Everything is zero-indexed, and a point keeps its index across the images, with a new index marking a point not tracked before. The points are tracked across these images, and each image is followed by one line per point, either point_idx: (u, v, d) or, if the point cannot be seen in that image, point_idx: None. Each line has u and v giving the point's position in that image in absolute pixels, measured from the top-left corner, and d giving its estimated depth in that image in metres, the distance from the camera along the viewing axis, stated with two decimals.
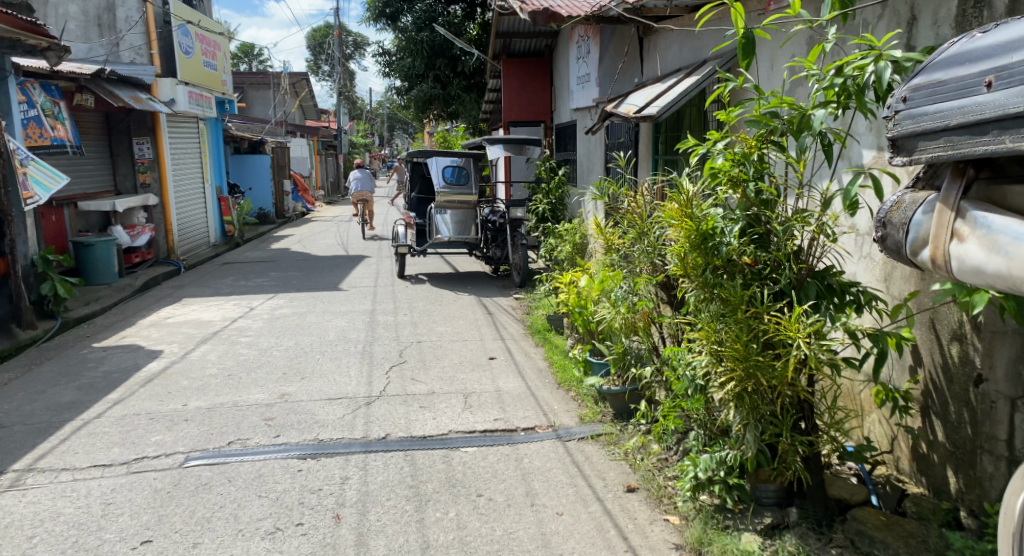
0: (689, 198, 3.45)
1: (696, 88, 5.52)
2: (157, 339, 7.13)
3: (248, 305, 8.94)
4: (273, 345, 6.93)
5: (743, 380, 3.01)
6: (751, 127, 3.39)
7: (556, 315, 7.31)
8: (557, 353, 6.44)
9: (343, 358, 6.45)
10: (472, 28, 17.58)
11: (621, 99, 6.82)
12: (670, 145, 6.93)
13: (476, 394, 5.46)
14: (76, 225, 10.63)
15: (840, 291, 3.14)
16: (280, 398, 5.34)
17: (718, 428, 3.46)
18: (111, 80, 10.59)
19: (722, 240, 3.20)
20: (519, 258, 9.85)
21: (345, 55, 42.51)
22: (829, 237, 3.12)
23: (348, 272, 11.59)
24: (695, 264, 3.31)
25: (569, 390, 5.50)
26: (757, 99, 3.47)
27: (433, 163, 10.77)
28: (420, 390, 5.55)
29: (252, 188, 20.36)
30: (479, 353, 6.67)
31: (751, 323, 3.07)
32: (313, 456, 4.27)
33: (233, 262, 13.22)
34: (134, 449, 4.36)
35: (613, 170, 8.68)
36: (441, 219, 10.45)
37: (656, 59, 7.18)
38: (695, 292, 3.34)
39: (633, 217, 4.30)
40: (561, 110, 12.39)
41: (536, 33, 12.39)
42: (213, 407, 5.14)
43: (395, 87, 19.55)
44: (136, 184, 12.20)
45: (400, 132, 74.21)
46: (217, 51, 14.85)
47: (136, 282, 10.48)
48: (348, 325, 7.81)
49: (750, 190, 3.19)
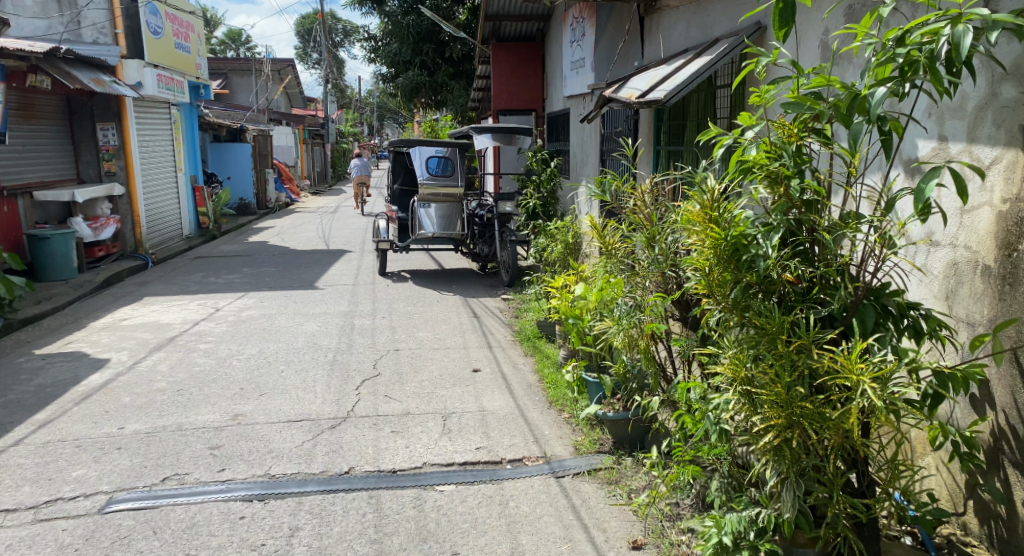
0: (713, 198, 2.79)
1: (708, 70, 4.84)
2: (106, 345, 6.43)
3: (213, 305, 8.25)
4: (233, 353, 6.24)
5: (784, 432, 2.38)
6: (789, 111, 2.76)
7: (547, 321, 6.69)
8: (548, 366, 5.81)
9: (309, 370, 5.78)
10: (462, 12, 16.84)
11: (620, 83, 6.16)
12: (675, 135, 6.33)
13: (457, 415, 4.83)
14: (32, 216, 9.91)
15: (898, 314, 2.51)
16: (232, 420, 4.68)
17: (746, 480, 2.84)
18: (68, 60, 9.78)
19: (757, 253, 2.54)
20: (508, 255, 9.29)
21: (333, 43, 41.62)
22: (893, 250, 2.49)
23: (326, 269, 10.87)
24: (722, 280, 2.64)
25: (562, 411, 4.88)
26: (796, 76, 2.84)
27: (416, 153, 10.10)
28: (393, 410, 4.89)
29: (231, 177, 19.71)
30: (462, 364, 6.02)
31: (794, 359, 2.44)
32: (260, 499, 3.62)
33: (205, 257, 12.48)
34: (49, 488, 3.70)
35: (609, 162, 8.10)
36: (424, 213, 9.76)
37: (659, 39, 6.55)
38: (720, 315, 2.69)
39: (638, 219, 3.63)
40: (552, 99, 11.76)
41: (527, 15, 11.71)
42: (153, 432, 4.46)
43: (381, 74, 18.86)
44: (101, 173, 11.44)
45: (389, 122, 73.27)
46: (190, 32, 14.00)
47: (95, 278, 9.74)
48: (320, 329, 7.13)
49: (795, 188, 2.56)
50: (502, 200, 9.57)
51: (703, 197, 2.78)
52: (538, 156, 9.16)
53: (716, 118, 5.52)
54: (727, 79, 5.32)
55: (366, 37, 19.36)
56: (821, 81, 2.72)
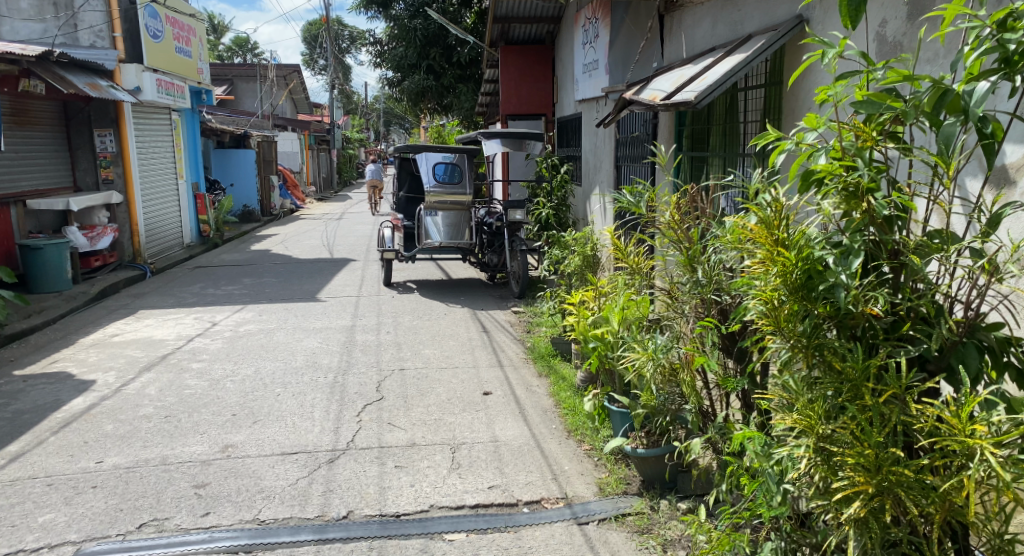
0: (777, 213, 2.39)
1: (744, 68, 4.37)
2: (92, 365, 6.04)
3: (210, 319, 7.86)
4: (227, 374, 5.83)
5: (872, 501, 1.99)
6: (862, 111, 2.34)
7: (562, 338, 6.28)
8: (565, 389, 5.37)
9: (307, 394, 5.37)
10: (470, 16, 16.51)
11: (642, 84, 5.74)
12: (700, 140, 5.89)
13: (467, 446, 4.42)
14: (26, 225, 9.59)
15: (1002, 352, 2.11)
16: (221, 452, 4.27)
17: (808, 544, 2.47)
18: (62, 64, 9.44)
19: (837, 282, 2.13)
20: (519, 265, 8.90)
21: (340, 48, 41.47)
22: (999, 277, 2.07)
23: (329, 279, 10.48)
24: (790, 313, 2.23)
25: (583, 442, 4.46)
26: (868, 70, 2.43)
27: (422, 159, 9.68)
28: (398, 441, 4.48)
29: (235, 183, 19.45)
30: (472, 386, 5.58)
31: (883, 412, 2.03)
32: (247, 550, 3.21)
33: (204, 266, 12.10)
34: (10, 537, 3.30)
35: (626, 169, 7.74)
36: (432, 221, 9.36)
37: (681, 38, 6.14)
38: (784, 352, 2.30)
39: (674, 237, 3.23)
40: (564, 103, 11.36)
41: (537, 17, 11.34)
42: (134, 467, 4.05)
43: (387, 79, 18.53)
44: (98, 180, 11.09)
45: (395, 127, 73.10)
46: (191, 36, 13.71)
47: (90, 290, 9.36)
48: (320, 346, 6.73)
49: (879, 207, 2.16)
50: (512, 208, 9.18)
51: (765, 214, 2.38)
52: (547, 162, 8.76)
53: (744, 123, 5.07)
54: (759, 79, 4.87)
55: (372, 42, 19.04)
56: (903, 76, 2.31)
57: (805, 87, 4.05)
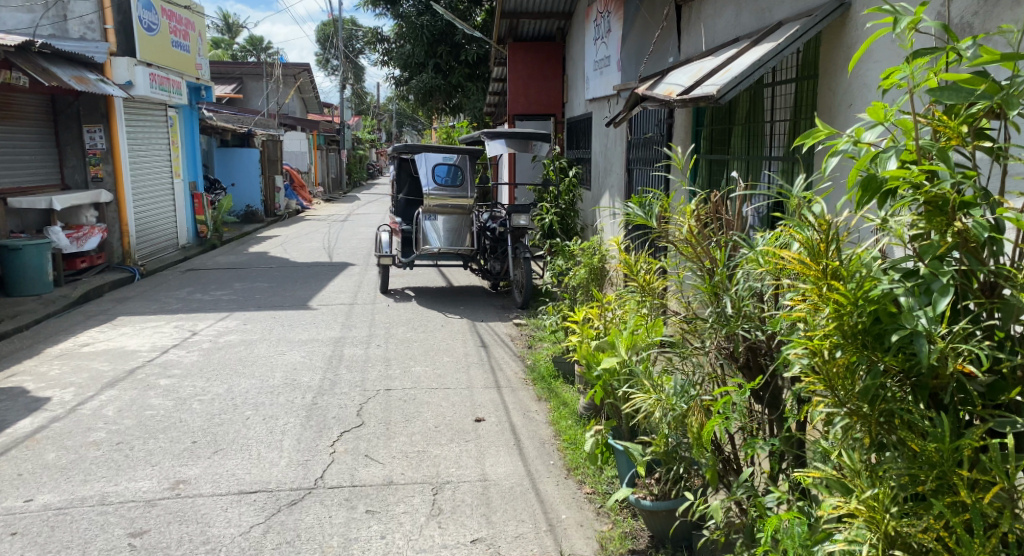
0: (829, 234, 1.84)
1: (774, 57, 3.79)
2: (52, 379, 5.54)
3: (190, 328, 7.36)
4: (196, 393, 5.31)
5: None
6: (943, 99, 1.76)
7: (564, 358, 5.71)
8: (566, 417, 4.82)
9: (280, 418, 4.84)
10: (480, 13, 16.03)
11: (657, 78, 5.19)
12: (720, 140, 5.33)
13: (451, 486, 3.88)
14: (7, 224, 9.16)
15: None
16: (171, 490, 3.75)
17: None
18: (46, 56, 9.00)
19: (915, 329, 1.57)
20: (523, 273, 8.41)
21: (351, 48, 41.15)
22: None
23: (324, 285, 9.98)
24: (847, 368, 1.67)
25: (583, 484, 3.91)
26: (951, 45, 1.85)
27: (422, 160, 9.22)
28: (373, 478, 3.95)
29: (236, 183, 19.01)
30: (463, 412, 5.03)
31: (988, 513, 1.47)
32: None
33: (198, 269, 11.64)
34: None
35: (637, 174, 7.23)
36: (431, 226, 8.83)
37: (699, 29, 5.59)
38: (838, 420, 1.75)
39: (691, 254, 2.66)
40: (573, 103, 10.82)
41: (547, 13, 10.82)
42: (66, 508, 3.54)
43: (394, 77, 18.09)
44: (87, 178, 10.66)
45: (407, 129, 72.89)
46: (189, 30, 13.28)
47: (71, 294, 8.90)
48: (303, 361, 6.23)
49: (977, 228, 1.60)
50: (516, 212, 8.60)
51: (811, 234, 1.83)
52: (555, 164, 8.25)
53: (771, 122, 4.50)
54: (788, 73, 4.30)
55: (379, 40, 18.63)
56: (996, 52, 1.72)
57: (847, 81, 3.52)
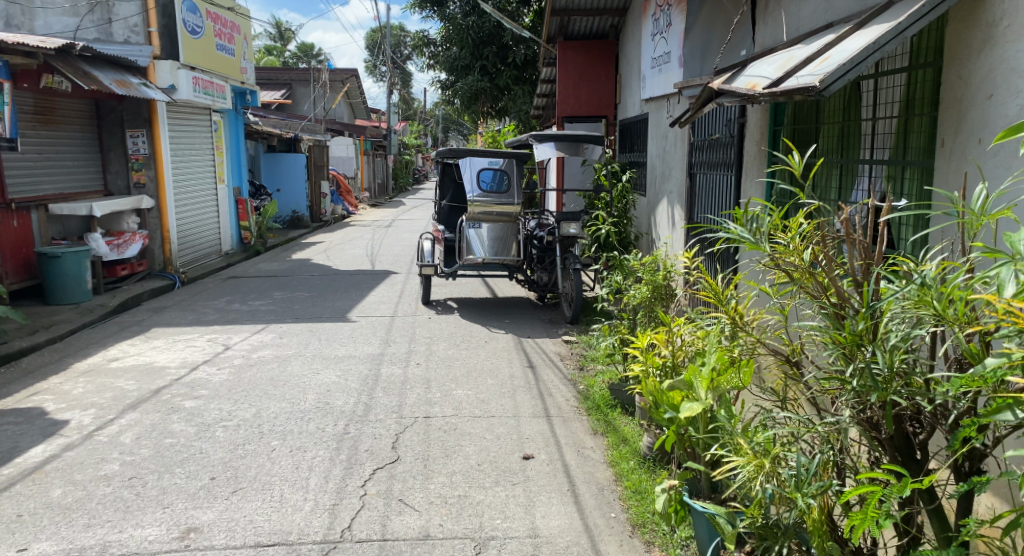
0: None
1: (891, 39, 3.14)
2: (74, 399, 5.20)
3: (223, 342, 6.99)
4: (222, 418, 4.89)
5: None
6: None
7: (623, 386, 5.11)
8: (626, 457, 4.23)
9: (307, 451, 4.36)
10: (528, 14, 15.58)
11: (734, 71, 4.58)
12: (805, 142, 4.68)
13: (496, 544, 3.33)
14: (47, 232, 9.05)
15: None
16: (180, 540, 3.30)
17: None
18: (88, 60, 8.81)
19: None
20: (572, 286, 7.76)
21: (399, 55, 41.20)
22: None
23: (364, 295, 9.55)
24: None
25: (653, 546, 3.33)
26: None
27: (467, 165, 8.76)
28: (408, 530, 3.44)
29: (282, 188, 18.90)
30: (510, 447, 4.49)
31: None
32: None
33: (239, 277, 11.39)
34: None
35: (700, 178, 6.61)
36: (475, 235, 8.31)
37: (779, 14, 4.94)
38: None
39: (814, 285, 2.11)
40: (627, 103, 10.22)
41: (599, 9, 10.27)
42: None
43: (440, 80, 17.79)
44: (130, 184, 10.48)
45: (455, 133, 72.96)
46: (234, 34, 13.15)
47: (109, 303, 8.67)
48: (338, 381, 5.78)
49: None
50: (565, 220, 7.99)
51: None
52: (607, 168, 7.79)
53: (872, 120, 3.84)
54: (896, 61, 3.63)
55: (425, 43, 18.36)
56: None
57: (984, 68, 2.86)
